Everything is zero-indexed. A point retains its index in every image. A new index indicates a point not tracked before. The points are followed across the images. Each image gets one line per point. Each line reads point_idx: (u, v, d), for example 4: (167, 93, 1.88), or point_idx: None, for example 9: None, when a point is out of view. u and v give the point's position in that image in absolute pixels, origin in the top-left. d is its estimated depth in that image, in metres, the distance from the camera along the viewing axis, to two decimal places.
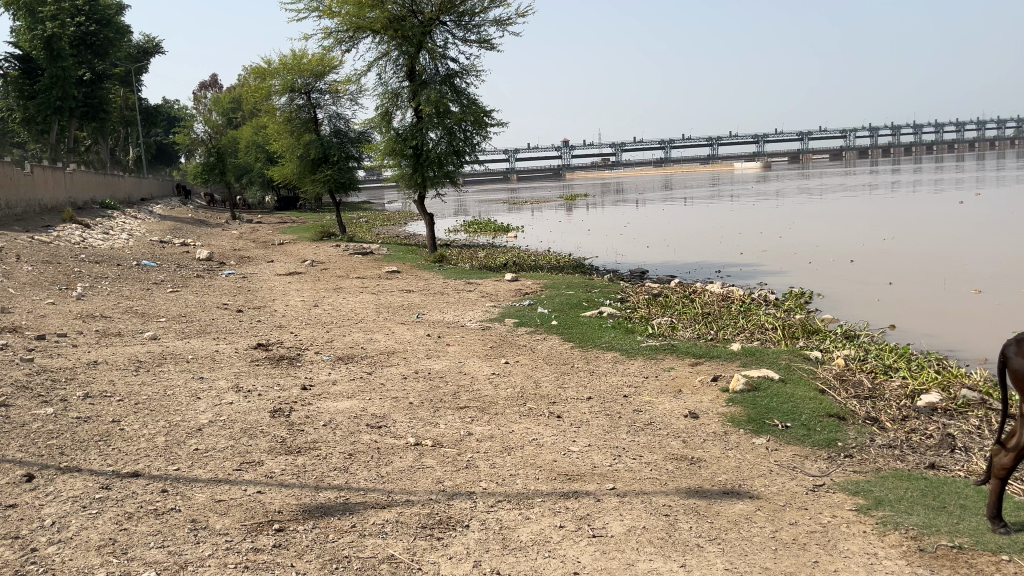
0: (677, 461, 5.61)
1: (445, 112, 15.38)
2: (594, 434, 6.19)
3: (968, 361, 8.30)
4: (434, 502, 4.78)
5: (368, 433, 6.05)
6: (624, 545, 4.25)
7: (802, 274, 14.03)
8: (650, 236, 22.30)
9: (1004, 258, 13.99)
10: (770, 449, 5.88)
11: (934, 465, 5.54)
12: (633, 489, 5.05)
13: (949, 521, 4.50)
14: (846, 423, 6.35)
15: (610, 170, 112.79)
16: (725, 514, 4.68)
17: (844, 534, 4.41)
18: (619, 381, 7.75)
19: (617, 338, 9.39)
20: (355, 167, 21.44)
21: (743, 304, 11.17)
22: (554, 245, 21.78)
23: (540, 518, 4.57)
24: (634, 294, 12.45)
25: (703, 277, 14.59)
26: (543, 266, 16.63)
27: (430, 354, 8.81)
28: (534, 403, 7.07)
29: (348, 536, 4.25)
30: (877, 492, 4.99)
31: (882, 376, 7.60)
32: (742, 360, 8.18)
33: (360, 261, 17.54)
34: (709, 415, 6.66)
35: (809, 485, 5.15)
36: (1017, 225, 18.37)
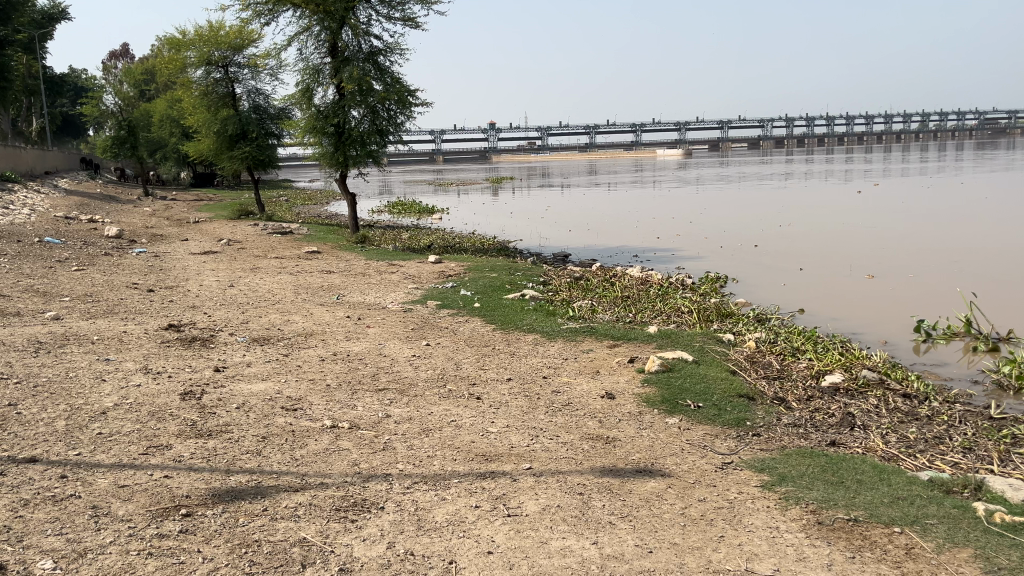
0: (592, 440, 5.72)
1: (368, 90, 15.15)
2: (513, 415, 6.26)
3: (870, 343, 8.70)
4: (349, 485, 4.74)
5: (283, 415, 5.95)
6: (538, 524, 4.31)
7: (717, 259, 14.44)
8: (573, 220, 22.52)
9: (903, 245, 14.72)
10: (682, 428, 6.05)
11: (835, 442, 5.80)
12: (549, 468, 5.12)
13: (846, 496, 4.73)
14: (754, 403, 6.59)
15: (536, 153, 113.26)
16: (637, 492, 4.81)
17: (749, 509, 4.58)
18: (539, 363, 7.84)
19: (538, 320, 9.48)
20: (275, 144, 20.92)
21: (661, 287, 11.43)
22: (479, 228, 21.80)
23: (457, 499, 4.60)
24: (556, 277, 12.59)
25: (623, 261, 14.84)
26: (467, 248, 16.62)
27: (350, 336, 8.72)
28: (454, 384, 7.08)
29: (259, 520, 4.19)
30: (780, 469, 5.20)
31: (789, 358, 7.90)
32: (657, 342, 8.38)
33: (279, 240, 17.17)
34: (625, 395, 6.80)
35: (718, 463, 5.33)
36: (913, 214, 19.34)
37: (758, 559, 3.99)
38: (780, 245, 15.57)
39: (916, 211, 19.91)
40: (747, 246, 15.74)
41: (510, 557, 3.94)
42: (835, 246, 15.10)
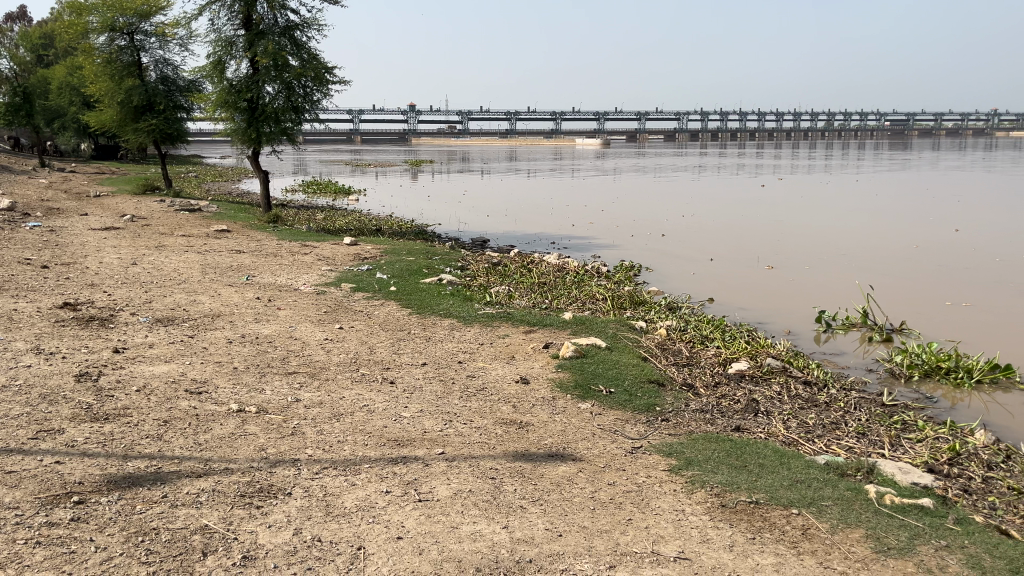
0: (506, 425, 5.71)
1: (284, 66, 14.69)
2: (426, 399, 6.20)
3: (774, 332, 8.99)
4: (255, 470, 4.60)
5: (187, 399, 5.72)
6: (449, 509, 4.28)
7: (632, 248, 14.66)
8: (491, 205, 22.48)
9: (806, 237, 15.28)
10: (594, 413, 6.12)
11: (740, 427, 5.98)
12: (462, 453, 5.09)
13: (748, 479, 4.87)
14: (664, 389, 6.73)
15: (456, 138, 112.55)
16: (548, 476, 4.83)
17: (656, 493, 4.67)
18: (454, 348, 7.79)
19: (454, 305, 9.42)
20: (184, 118, 20.08)
21: (577, 274, 11.52)
22: (396, 211, 21.50)
23: (367, 485, 4.52)
24: (474, 262, 12.55)
25: (540, 248, 14.90)
26: (383, 231, 16.35)
27: (259, 318, 8.45)
28: (367, 368, 6.97)
29: (158, 507, 4.01)
30: (687, 454, 5.33)
31: (698, 345, 8.09)
32: (572, 329, 8.46)
33: (187, 218, 16.53)
34: (539, 380, 6.84)
35: (628, 448, 5.42)
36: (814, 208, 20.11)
37: (664, 541, 4.07)
38: (689, 236, 15.93)
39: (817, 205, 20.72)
40: (658, 235, 16.04)
41: (420, 543, 3.90)
42: (742, 237, 15.55)
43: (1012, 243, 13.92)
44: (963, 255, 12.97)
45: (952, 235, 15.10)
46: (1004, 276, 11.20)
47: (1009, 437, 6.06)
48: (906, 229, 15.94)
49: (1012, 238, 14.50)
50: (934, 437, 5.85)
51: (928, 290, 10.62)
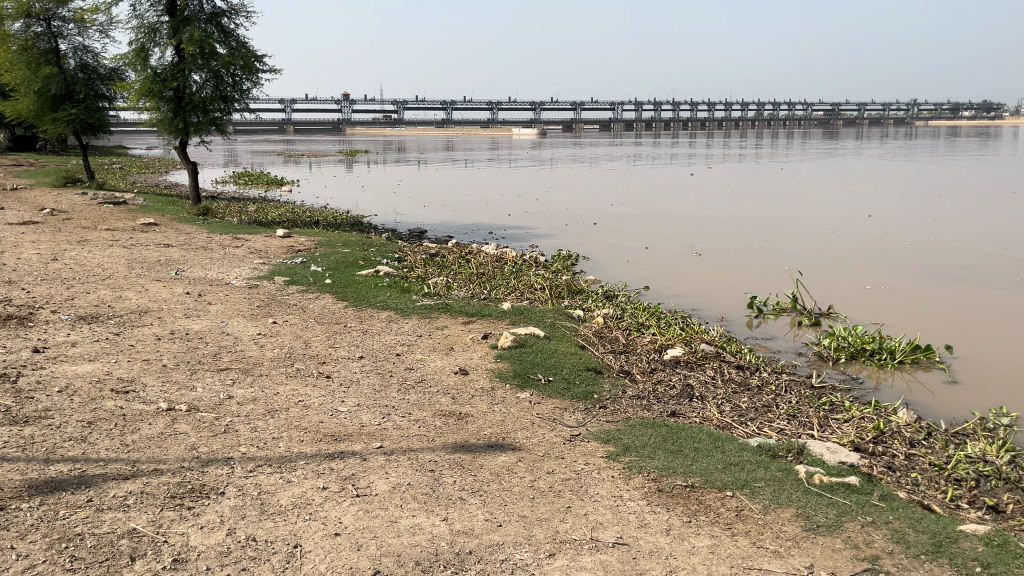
0: (445, 417, 5.68)
1: (211, 54, 14.28)
2: (364, 393, 6.13)
3: (708, 319, 9.15)
4: (186, 470, 4.46)
5: (112, 399, 5.52)
6: (388, 503, 4.23)
7: (569, 237, 14.75)
8: (427, 196, 22.35)
9: (736, 224, 15.62)
10: (533, 402, 6.13)
11: (675, 412, 6.07)
12: (400, 446, 5.04)
13: (683, 463, 4.95)
14: (602, 376, 6.80)
15: (392, 128, 111.21)
16: (488, 466, 4.82)
17: (595, 480, 4.70)
18: (392, 340, 7.71)
19: (392, 297, 9.32)
20: (106, 108, 19.35)
21: (515, 265, 11.53)
22: (331, 202, 21.19)
23: (303, 481, 4.43)
24: (412, 253, 12.43)
25: (477, 238, 14.87)
26: (319, 223, 16.07)
27: (189, 314, 8.21)
28: (303, 363, 6.84)
29: (83, 512, 3.86)
30: (624, 440, 5.38)
31: (635, 333, 8.19)
32: (511, 319, 8.47)
33: (112, 211, 15.94)
34: (478, 370, 6.82)
35: (566, 436, 5.45)
36: (740, 196, 20.59)
37: (603, 527, 4.10)
38: (623, 224, 16.12)
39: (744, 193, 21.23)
40: (591, 224, 16.19)
41: (358, 538, 3.84)
42: (672, 225, 15.81)
43: (924, 228, 14.58)
44: (880, 240, 13.47)
45: (873, 221, 15.59)
46: (919, 260, 11.68)
47: (930, 415, 6.30)
48: (828, 215, 16.50)
49: (926, 223, 15.17)
50: (860, 417, 6.05)
51: (851, 274, 10.94)
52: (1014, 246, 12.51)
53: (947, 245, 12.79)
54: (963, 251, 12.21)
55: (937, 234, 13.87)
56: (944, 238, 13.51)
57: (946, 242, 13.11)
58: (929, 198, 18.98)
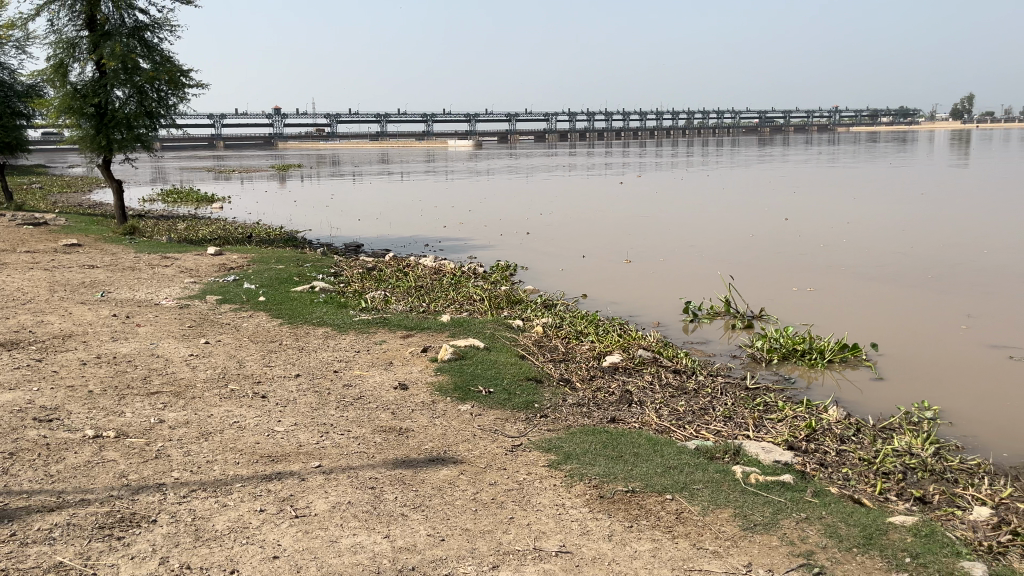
0: (385, 432, 5.63)
1: (134, 69, 13.90)
2: (301, 412, 6.02)
3: (644, 324, 9.28)
4: (115, 499, 4.31)
5: (35, 428, 5.30)
6: (328, 523, 4.16)
7: (506, 247, 14.79)
8: (361, 209, 22.15)
9: (664, 230, 15.94)
10: (474, 414, 6.12)
11: (615, 418, 6.14)
12: (340, 465, 4.96)
13: (623, 468, 5.01)
14: (542, 386, 6.83)
15: (325, 141, 109.89)
16: (429, 481, 4.79)
17: (537, 489, 4.72)
18: (329, 357, 7.60)
19: (328, 313, 9.19)
20: (24, 126, 18.65)
21: (454, 276, 11.50)
22: (264, 218, 20.80)
23: (239, 505, 4.33)
24: (348, 268, 12.29)
25: (415, 250, 14.80)
26: (251, 239, 15.77)
27: (116, 337, 7.94)
28: (237, 383, 6.68)
29: (5, 547, 3.70)
30: (566, 448, 5.41)
31: (573, 341, 8.26)
32: (450, 331, 8.45)
33: (32, 232, 15.33)
34: (418, 385, 6.77)
35: (508, 446, 5.45)
36: (668, 202, 21.02)
37: (545, 536, 4.12)
38: (556, 233, 16.26)
39: (671, 199, 21.68)
40: (524, 234, 16.30)
41: (297, 560, 3.77)
42: (604, 232, 16.03)
43: (841, 229, 15.15)
44: (800, 242, 13.94)
45: (793, 224, 16.09)
46: (837, 260, 12.13)
47: (859, 411, 6.51)
48: (751, 220, 16.98)
49: (842, 224, 15.77)
50: (793, 416, 6.22)
51: (778, 276, 11.24)
52: (922, 245, 13.13)
53: (861, 245, 13.34)
54: (874, 251, 12.77)
55: (853, 235, 14.41)
56: (859, 238, 14.06)
57: (860, 242, 13.66)
58: (844, 202, 19.77)
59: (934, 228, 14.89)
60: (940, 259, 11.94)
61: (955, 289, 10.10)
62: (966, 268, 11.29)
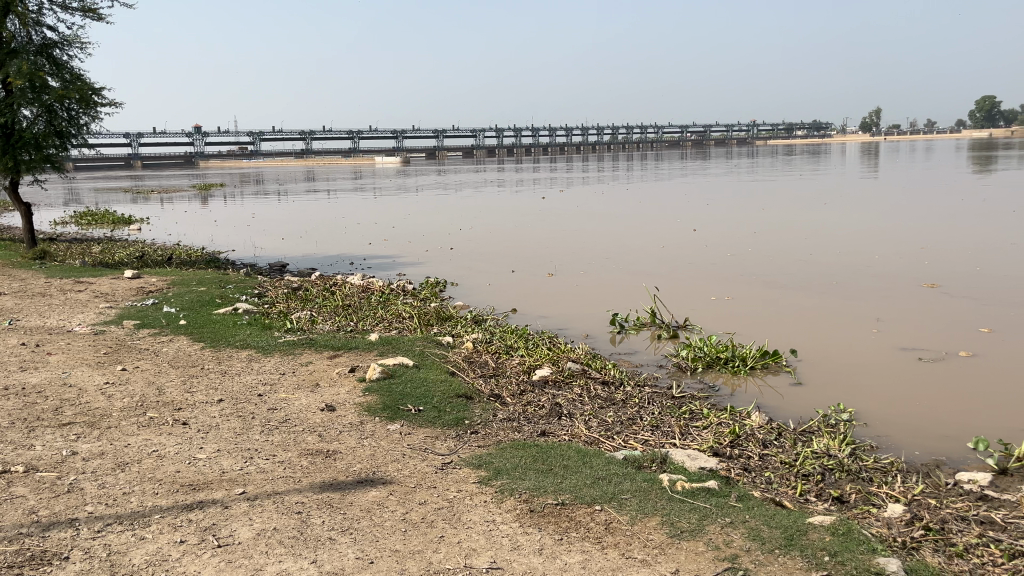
0: (312, 456, 5.52)
1: (42, 87, 13.38)
2: (224, 437, 5.86)
3: (573, 337, 9.36)
4: (24, 537, 4.12)
5: None
6: (252, 551, 4.06)
7: (434, 264, 14.73)
8: (286, 228, 21.78)
9: (588, 243, 16.16)
10: (403, 433, 6.06)
11: (545, 432, 6.18)
12: (265, 490, 4.85)
13: (554, 481, 5.04)
14: (472, 402, 6.82)
15: (248, 159, 107.68)
16: (358, 503, 4.72)
17: (467, 506, 4.70)
18: (253, 380, 7.42)
19: (252, 335, 8.99)
20: None
21: (382, 294, 11.39)
22: (184, 239, 20.24)
23: (158, 537, 4.19)
24: (272, 288, 12.05)
25: (341, 269, 14.60)
26: (171, 262, 15.31)
27: (24, 367, 7.58)
28: (156, 411, 6.46)
29: None
30: (496, 463, 5.41)
31: (504, 355, 8.27)
32: (379, 349, 8.38)
33: None
34: (346, 406, 6.67)
35: (438, 464, 5.41)
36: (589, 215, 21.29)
37: (476, 554, 4.10)
38: (482, 248, 16.29)
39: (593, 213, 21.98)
40: (451, 250, 16.25)
41: None
42: (529, 246, 16.11)
43: (753, 239, 15.65)
44: (716, 252, 14.31)
45: (706, 235, 16.50)
46: (752, 269, 12.50)
47: (780, 416, 6.71)
48: (668, 231, 17.35)
49: (754, 234, 16.28)
50: (717, 423, 6.36)
51: (698, 286, 11.51)
52: (831, 253, 13.66)
53: (775, 254, 13.77)
54: (785, 260, 13.20)
55: (767, 244, 14.88)
56: (773, 247, 14.52)
57: (774, 251, 14.12)
58: (755, 212, 20.39)
59: (839, 236, 15.52)
60: (848, 266, 12.42)
61: (861, 294, 10.52)
62: (870, 274, 11.78)
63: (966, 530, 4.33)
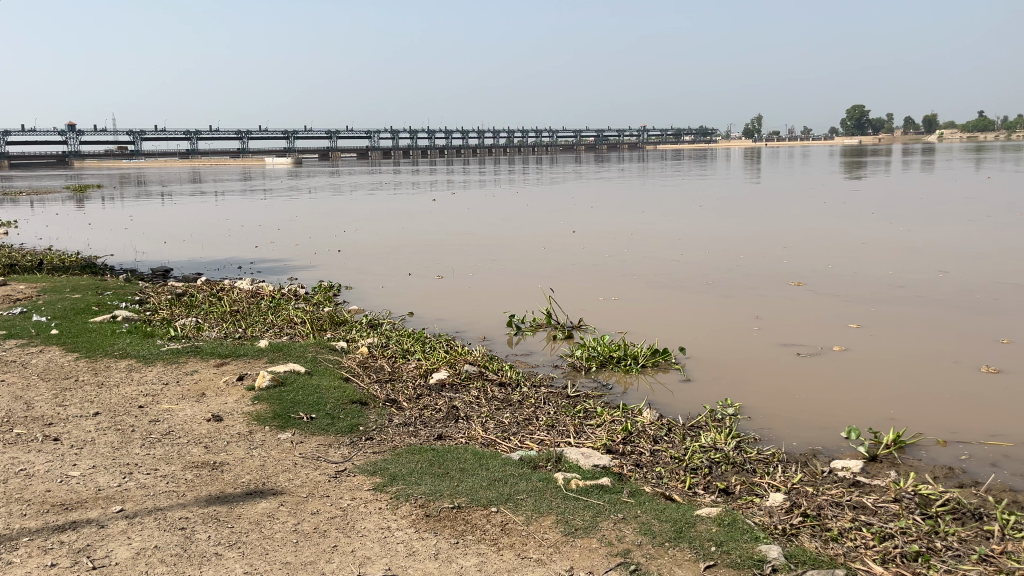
0: (197, 468, 5.29)
1: None
2: (101, 452, 5.53)
3: (470, 339, 9.34)
4: None
5: None
6: (131, 571, 3.85)
7: (327, 267, 14.43)
8: (169, 231, 20.85)
9: (483, 245, 16.20)
10: (295, 442, 5.88)
11: (442, 435, 6.14)
12: (145, 507, 4.59)
13: (450, 485, 5.00)
14: (367, 408, 6.70)
15: (128, 159, 102.64)
16: (247, 515, 4.55)
17: (361, 514, 4.60)
18: (134, 391, 7.04)
19: (132, 344, 8.53)
20: None
21: (272, 299, 11.05)
22: (57, 242, 19.04)
23: (26, 561, 3.91)
24: (154, 293, 11.49)
25: (230, 273, 14.08)
26: (41, 267, 14.35)
27: None
28: (24, 427, 6.04)
29: None
30: (392, 469, 5.33)
31: (400, 359, 8.17)
32: (269, 356, 8.12)
33: None
34: (234, 415, 6.42)
35: (332, 473, 5.29)
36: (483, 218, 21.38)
37: (371, 562, 4.03)
38: (376, 250, 16.06)
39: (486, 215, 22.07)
40: (343, 253, 15.96)
41: None
42: (424, 249, 16.00)
43: (643, 240, 16.11)
44: (607, 253, 14.64)
45: (596, 236, 16.87)
46: (641, 270, 12.84)
47: (671, 413, 6.90)
48: (559, 233, 17.64)
49: (643, 236, 16.76)
50: (611, 421, 6.48)
51: (590, 287, 11.69)
52: (715, 254, 14.21)
53: (664, 255, 14.20)
54: (673, 261, 13.62)
55: (656, 245, 15.34)
56: (661, 249, 14.97)
57: (662, 252, 14.57)
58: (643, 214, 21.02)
59: (721, 237, 16.20)
60: (731, 266, 12.93)
61: (744, 293, 10.97)
62: (751, 273, 12.32)
63: (840, 515, 4.57)
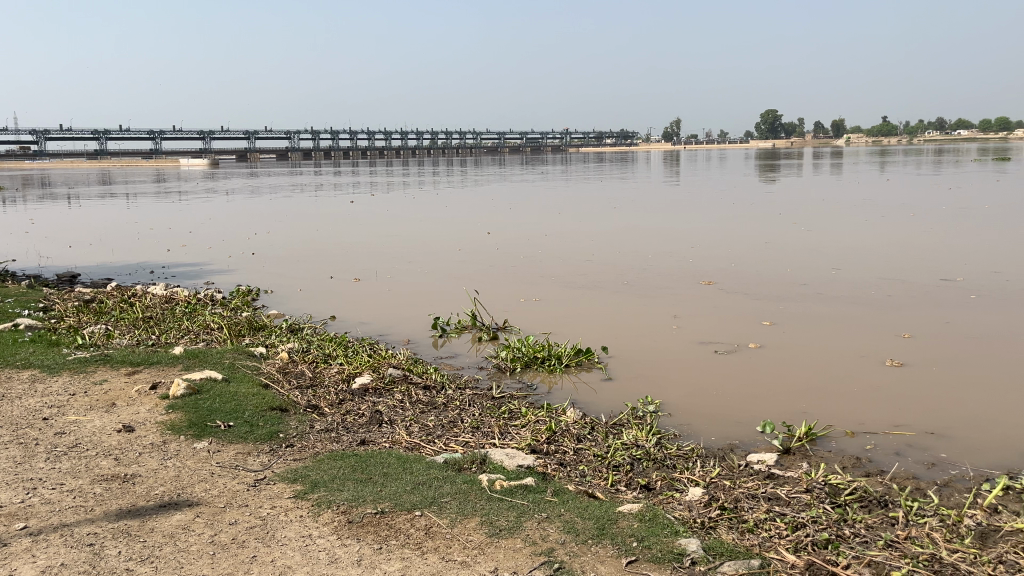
0: (107, 481, 5.07)
1: None
2: (1, 468, 5.25)
3: (395, 342, 9.25)
4: None
5: None
6: None
7: (246, 270, 14.07)
8: (76, 235, 20.00)
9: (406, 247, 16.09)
10: (211, 451, 5.70)
11: (365, 440, 6.05)
12: (50, 523, 4.38)
13: (373, 491, 4.94)
14: (287, 415, 6.55)
15: (32, 159, 97.95)
16: (160, 528, 4.39)
17: (281, 523, 4.49)
18: (38, 403, 6.70)
19: (36, 353, 8.12)
20: None
21: (188, 305, 10.70)
22: None
23: None
24: (60, 300, 10.97)
25: (142, 279, 13.58)
26: None
27: None
28: None
29: None
30: (313, 476, 5.23)
31: (322, 364, 8.03)
32: (184, 364, 7.86)
33: None
34: (147, 425, 6.19)
35: (250, 482, 5.15)
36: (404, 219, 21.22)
37: (291, 571, 3.95)
38: (295, 253, 15.76)
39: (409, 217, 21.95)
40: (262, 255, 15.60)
41: None
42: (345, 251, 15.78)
43: (564, 241, 16.29)
44: (529, 254, 14.73)
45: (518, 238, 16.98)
46: (563, 271, 12.96)
47: (593, 411, 6.98)
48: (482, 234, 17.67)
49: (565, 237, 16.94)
50: (535, 421, 6.51)
51: (515, 288, 11.74)
52: (635, 253, 14.46)
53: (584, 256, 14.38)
54: (595, 261, 13.80)
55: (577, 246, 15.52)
56: (583, 249, 15.16)
57: (583, 253, 14.75)
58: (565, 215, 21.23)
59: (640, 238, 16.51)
60: (650, 266, 13.19)
61: (663, 292, 11.20)
62: (668, 273, 12.61)
63: (755, 507, 4.71)
